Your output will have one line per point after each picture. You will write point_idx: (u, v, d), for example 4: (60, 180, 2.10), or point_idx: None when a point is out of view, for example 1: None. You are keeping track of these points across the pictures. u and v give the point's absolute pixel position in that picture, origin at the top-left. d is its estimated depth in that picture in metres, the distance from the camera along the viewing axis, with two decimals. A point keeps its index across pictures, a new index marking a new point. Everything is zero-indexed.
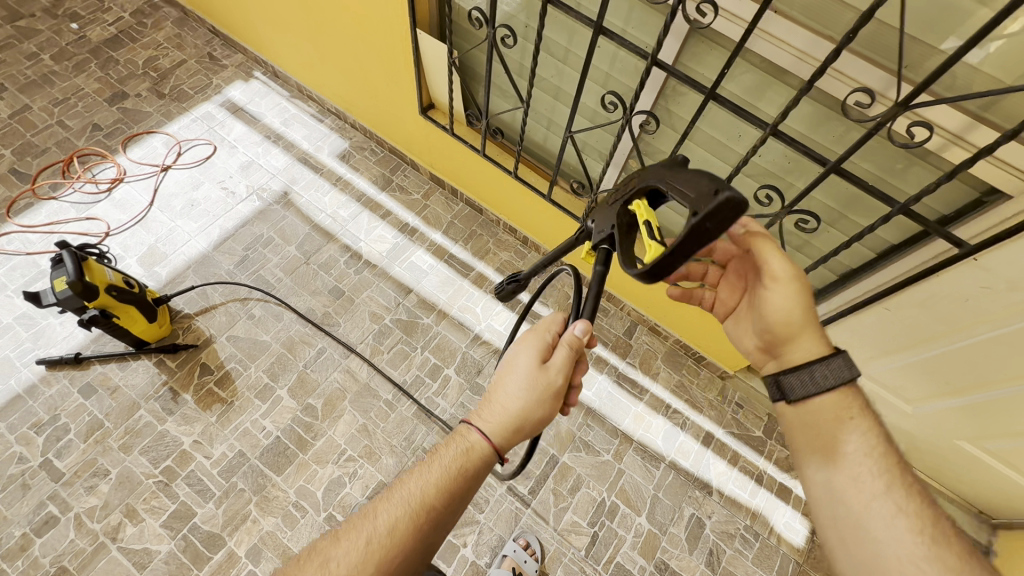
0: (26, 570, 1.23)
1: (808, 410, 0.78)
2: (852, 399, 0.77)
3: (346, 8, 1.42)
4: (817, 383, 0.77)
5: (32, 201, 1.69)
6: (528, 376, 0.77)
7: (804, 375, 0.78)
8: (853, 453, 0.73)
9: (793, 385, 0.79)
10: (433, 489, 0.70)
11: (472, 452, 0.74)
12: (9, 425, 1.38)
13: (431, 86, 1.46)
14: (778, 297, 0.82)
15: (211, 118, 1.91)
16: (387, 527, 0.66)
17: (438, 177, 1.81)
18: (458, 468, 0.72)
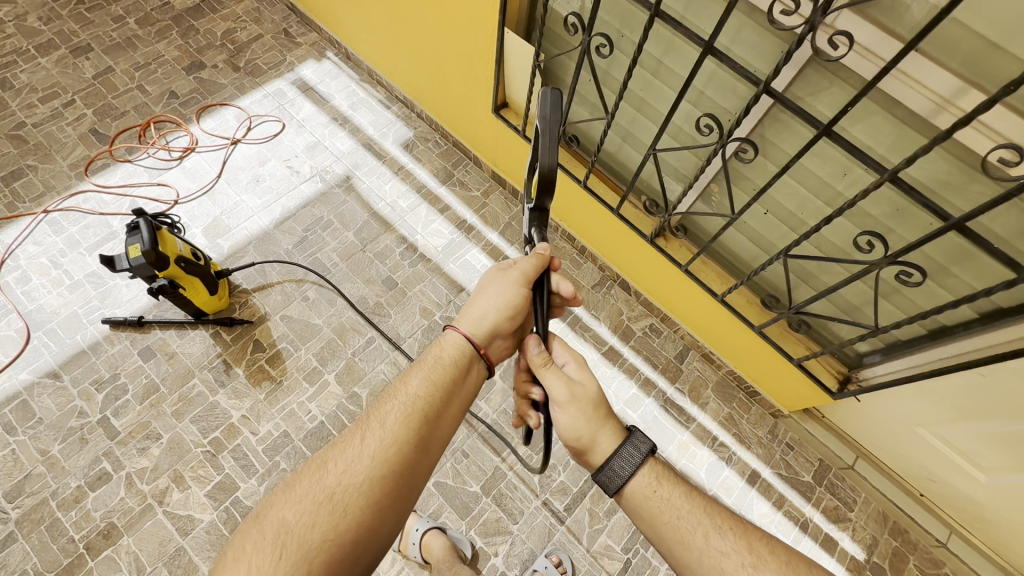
0: (78, 521, 1.29)
1: (628, 495, 0.75)
2: (654, 469, 0.77)
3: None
4: (626, 468, 0.75)
5: (109, 162, 1.74)
6: (498, 296, 0.85)
7: (607, 471, 0.75)
8: (676, 519, 0.73)
9: (606, 482, 0.76)
10: (422, 390, 0.76)
11: (454, 354, 0.81)
12: (72, 379, 1.43)
13: (508, 86, 1.43)
14: (566, 420, 0.79)
15: (282, 95, 1.93)
16: (382, 428, 0.71)
17: (500, 176, 1.78)
18: (442, 372, 0.79)
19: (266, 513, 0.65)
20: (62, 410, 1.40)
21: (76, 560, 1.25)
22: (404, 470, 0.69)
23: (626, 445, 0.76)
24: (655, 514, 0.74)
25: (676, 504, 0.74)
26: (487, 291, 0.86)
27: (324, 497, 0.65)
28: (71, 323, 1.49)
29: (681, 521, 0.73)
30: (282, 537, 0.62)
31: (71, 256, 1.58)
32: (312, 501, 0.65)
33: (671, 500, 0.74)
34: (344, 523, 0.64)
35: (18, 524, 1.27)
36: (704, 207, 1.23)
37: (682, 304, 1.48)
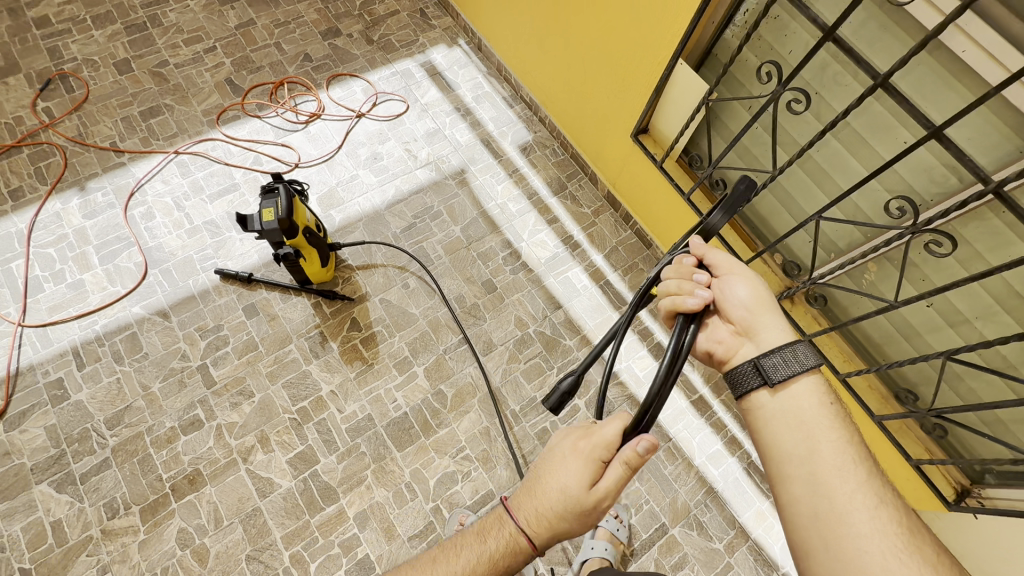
0: (168, 461, 1.33)
1: (790, 395, 0.70)
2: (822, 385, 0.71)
3: (602, 13, 1.36)
4: (799, 364, 0.70)
5: (239, 114, 1.78)
6: (576, 485, 0.69)
7: (786, 354, 0.71)
8: (839, 440, 0.67)
9: (776, 366, 0.71)
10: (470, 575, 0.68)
11: (511, 544, 0.70)
12: (180, 321, 1.48)
13: (659, 114, 1.38)
14: (744, 285, 0.77)
15: (410, 76, 1.92)
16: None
17: (615, 198, 1.73)
18: (496, 558, 0.70)
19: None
20: (167, 349, 1.44)
21: (162, 499, 1.29)
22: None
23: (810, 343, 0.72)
24: (815, 426, 0.68)
25: (845, 431, 0.69)
26: (564, 464, 0.71)
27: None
28: (185, 267, 1.54)
29: (844, 444, 0.67)
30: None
31: (194, 201, 1.62)
32: None
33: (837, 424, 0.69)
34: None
35: (114, 451, 1.33)
36: (851, 283, 1.17)
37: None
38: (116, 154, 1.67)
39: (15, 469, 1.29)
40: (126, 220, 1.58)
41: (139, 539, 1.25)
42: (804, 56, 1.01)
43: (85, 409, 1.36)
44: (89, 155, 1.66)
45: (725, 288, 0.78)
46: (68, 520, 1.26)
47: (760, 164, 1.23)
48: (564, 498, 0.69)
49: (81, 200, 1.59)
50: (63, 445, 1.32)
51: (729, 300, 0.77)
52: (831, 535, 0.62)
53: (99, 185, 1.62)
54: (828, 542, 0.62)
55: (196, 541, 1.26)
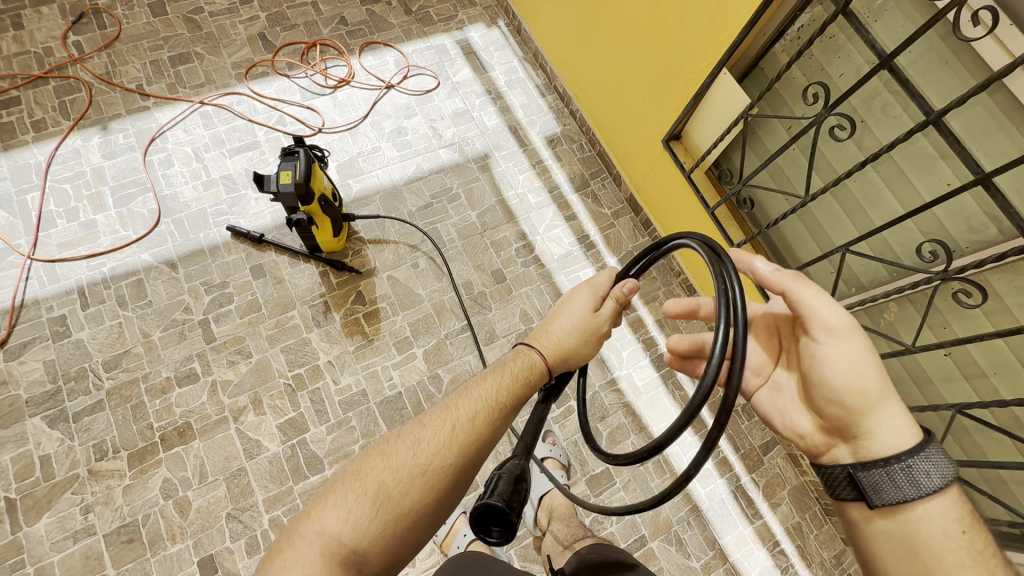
0: (161, 411, 1.33)
1: (904, 521, 0.64)
2: (954, 503, 0.63)
3: (650, 9, 1.30)
4: (915, 486, 0.63)
5: (268, 71, 1.75)
6: (582, 315, 0.82)
7: (904, 475, 0.63)
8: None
9: (878, 486, 0.65)
10: (504, 391, 0.74)
11: (535, 369, 0.78)
12: (187, 274, 1.47)
13: (693, 121, 1.34)
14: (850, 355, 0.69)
15: (445, 52, 1.88)
16: (471, 422, 0.69)
17: (636, 202, 1.69)
18: (521, 376, 0.76)
19: (343, 485, 0.64)
20: (171, 300, 1.44)
21: (150, 447, 1.30)
22: (477, 461, 0.69)
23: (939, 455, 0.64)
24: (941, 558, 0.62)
25: (977, 565, 0.60)
26: (568, 305, 0.84)
27: (414, 471, 0.65)
28: (198, 219, 1.53)
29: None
30: (374, 506, 0.62)
31: (213, 154, 1.61)
32: (406, 472, 0.65)
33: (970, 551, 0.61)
34: (429, 505, 0.65)
35: (108, 394, 1.33)
36: (869, 321, 1.14)
37: None
38: (141, 97, 1.65)
39: (11, 399, 1.30)
40: (145, 164, 1.56)
41: (124, 484, 1.27)
42: (856, 80, 0.97)
43: (85, 349, 1.36)
44: (115, 95, 1.64)
45: (822, 363, 0.70)
46: (56, 456, 1.27)
47: (792, 187, 1.19)
48: (574, 324, 0.81)
49: (102, 139, 1.58)
50: (60, 382, 1.33)
51: (826, 376, 0.70)
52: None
53: (122, 127, 1.60)
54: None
55: (179, 493, 1.27)
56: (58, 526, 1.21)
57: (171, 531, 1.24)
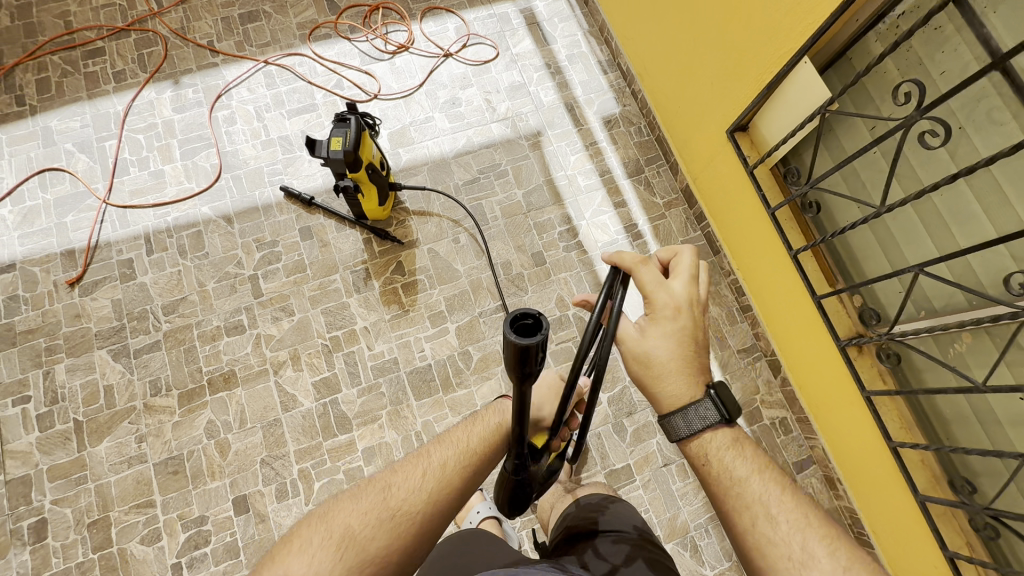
0: (209, 356, 1.42)
1: (694, 446, 0.74)
2: (730, 435, 0.74)
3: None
4: (697, 420, 0.74)
5: (330, 33, 1.75)
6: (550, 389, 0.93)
7: (673, 422, 0.75)
8: (752, 503, 0.69)
9: (678, 425, 0.74)
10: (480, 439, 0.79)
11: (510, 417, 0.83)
12: (241, 230, 1.53)
13: (762, 113, 1.23)
14: (658, 336, 0.77)
15: (507, 21, 1.81)
16: (441, 470, 0.75)
17: (692, 193, 1.60)
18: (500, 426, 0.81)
19: (307, 531, 0.67)
20: (225, 253, 1.51)
21: (198, 389, 1.40)
22: (447, 509, 0.74)
23: (706, 400, 0.74)
24: (726, 490, 0.71)
25: (758, 479, 0.71)
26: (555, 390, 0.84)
27: (382, 514, 0.69)
28: (254, 177, 1.58)
29: (754, 503, 0.69)
30: (337, 550, 0.64)
31: (273, 114, 1.64)
32: (374, 516, 0.69)
33: (746, 478, 0.71)
34: (393, 552, 0.68)
35: (165, 336, 1.43)
36: (936, 351, 1.03)
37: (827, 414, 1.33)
38: (211, 53, 1.70)
39: (82, 331, 1.43)
40: (210, 120, 1.63)
41: (173, 420, 1.37)
42: (959, 81, 0.86)
43: (147, 292, 1.47)
44: (187, 50, 1.70)
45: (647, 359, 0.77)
46: (118, 387, 1.39)
47: (867, 195, 1.07)
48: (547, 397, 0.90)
49: (174, 93, 1.65)
50: (124, 320, 1.44)
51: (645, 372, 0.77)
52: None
53: (192, 82, 1.66)
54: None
55: (221, 434, 1.37)
56: (117, 450, 1.34)
57: (210, 468, 1.34)
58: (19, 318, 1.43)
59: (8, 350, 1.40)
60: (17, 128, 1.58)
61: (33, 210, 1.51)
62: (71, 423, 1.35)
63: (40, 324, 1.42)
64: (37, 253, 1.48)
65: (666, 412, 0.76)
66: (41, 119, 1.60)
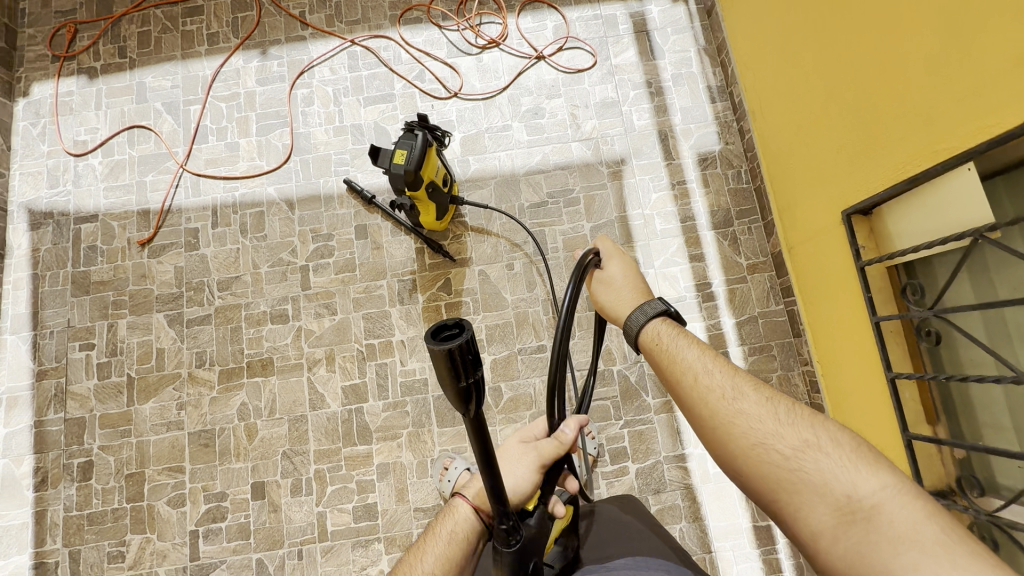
0: (252, 340, 1.45)
1: (647, 334, 0.79)
2: (672, 324, 0.80)
3: (889, 46, 0.96)
4: (649, 314, 0.80)
5: (422, 18, 1.65)
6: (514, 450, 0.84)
7: (630, 319, 0.81)
8: (691, 367, 0.74)
9: (632, 321, 0.80)
10: (436, 568, 0.74)
11: (466, 527, 0.77)
12: (301, 217, 1.52)
13: (898, 204, 1.02)
14: (614, 263, 0.88)
15: (613, 26, 1.62)
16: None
17: (783, 262, 1.39)
18: (455, 543, 0.76)
19: None
20: (282, 238, 1.51)
21: (237, 369, 1.44)
22: None
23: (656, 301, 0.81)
24: (673, 369, 0.75)
25: (698, 344, 0.76)
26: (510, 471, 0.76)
27: None
28: (321, 165, 1.55)
29: (692, 361, 0.74)
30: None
31: (350, 100, 1.59)
32: None
33: (686, 347, 0.76)
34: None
35: (216, 312, 1.48)
36: None
37: None
38: (301, 26, 1.65)
39: (146, 292, 1.50)
40: (289, 98, 1.60)
41: (211, 395, 1.43)
42: None
43: (206, 265, 1.50)
44: (279, 19, 1.66)
45: (608, 282, 0.86)
46: (168, 352, 1.46)
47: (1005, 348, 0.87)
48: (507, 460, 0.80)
49: (260, 64, 1.63)
50: (183, 288, 1.49)
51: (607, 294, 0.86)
52: (745, 476, 0.66)
53: (278, 54, 1.63)
54: (747, 485, 0.67)
55: (251, 418, 1.41)
56: (159, 412, 1.42)
57: (237, 448, 1.39)
58: (95, 268, 1.52)
59: (82, 297, 1.50)
60: (116, 79, 1.64)
61: (119, 165, 1.58)
62: (124, 378, 1.45)
63: (111, 278, 1.51)
64: (117, 208, 1.55)
65: (624, 317, 0.83)
66: (137, 74, 1.64)
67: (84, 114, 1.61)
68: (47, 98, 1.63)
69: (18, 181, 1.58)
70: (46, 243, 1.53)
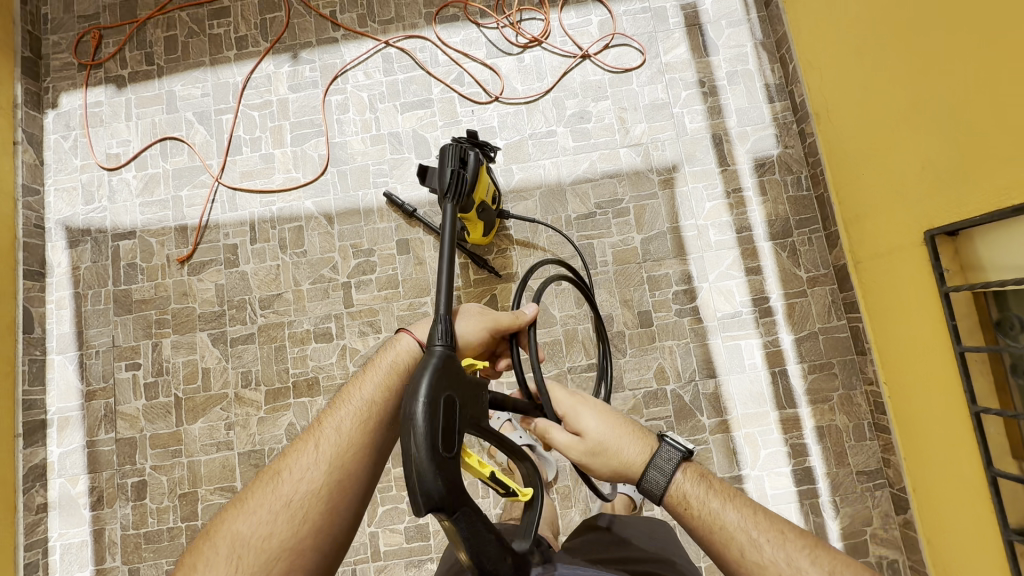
0: (297, 359, 1.44)
1: (674, 498, 0.74)
2: (693, 471, 0.76)
3: (988, 65, 0.88)
4: (665, 469, 0.74)
5: (458, 15, 1.56)
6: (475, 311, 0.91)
7: (651, 479, 0.74)
8: (733, 535, 0.70)
9: (654, 480, 0.74)
10: (375, 391, 0.81)
11: (404, 355, 0.85)
12: (341, 232, 1.48)
13: (994, 233, 0.95)
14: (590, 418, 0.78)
15: (663, 19, 1.52)
16: (334, 435, 0.78)
17: (847, 276, 1.33)
18: (395, 369, 0.83)
19: (225, 519, 0.74)
20: (323, 254, 1.47)
21: (284, 389, 1.43)
22: (352, 474, 0.77)
23: (664, 445, 0.76)
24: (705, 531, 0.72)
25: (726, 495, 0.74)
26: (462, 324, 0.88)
27: (286, 506, 0.73)
28: (360, 176, 1.50)
29: (725, 518, 0.71)
30: (231, 558, 0.69)
31: (386, 106, 1.52)
32: (280, 502, 0.73)
33: (721, 510, 0.72)
34: (300, 535, 0.72)
35: (260, 330, 1.45)
36: None
37: (965, 534, 1.09)
38: (332, 26, 1.57)
39: (188, 310, 1.48)
40: (323, 105, 1.54)
41: (259, 415, 1.42)
42: None
43: (247, 282, 1.48)
44: (309, 20, 1.58)
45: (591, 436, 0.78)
46: (214, 372, 1.45)
47: None
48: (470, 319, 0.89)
49: (291, 69, 1.56)
50: (225, 306, 1.47)
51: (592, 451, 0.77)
52: None
53: (310, 58, 1.57)
54: None
55: None
56: (208, 432, 1.42)
57: None
58: (136, 286, 1.50)
59: (125, 316, 1.49)
60: (144, 88, 1.58)
61: (153, 179, 1.54)
62: (172, 398, 1.44)
63: (153, 297, 1.49)
64: (154, 224, 1.52)
65: (639, 479, 0.76)
66: (166, 82, 1.58)
67: (114, 125, 1.57)
68: (75, 109, 1.58)
69: (53, 198, 1.55)
70: (85, 261, 1.51)
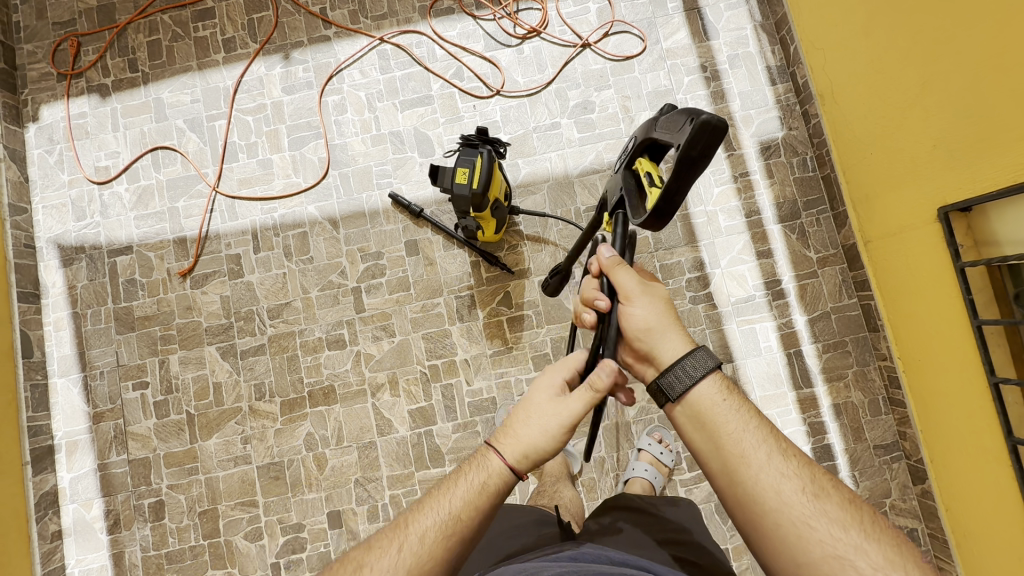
0: (310, 367, 1.41)
1: (691, 403, 0.69)
2: (722, 382, 0.70)
3: (998, 46, 0.88)
4: (688, 374, 0.69)
5: (453, 7, 1.52)
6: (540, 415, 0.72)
7: (671, 378, 0.70)
8: (749, 455, 0.66)
9: (672, 382, 0.69)
10: (466, 505, 0.68)
11: (493, 475, 0.69)
12: (347, 236, 1.45)
13: (1010, 207, 0.96)
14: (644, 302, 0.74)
15: (661, 5, 1.50)
16: (419, 544, 0.66)
17: (857, 255, 1.35)
18: (486, 490, 0.69)
19: None
20: (330, 259, 1.44)
21: (299, 399, 1.40)
22: None
23: (700, 349, 0.71)
24: (720, 442, 0.67)
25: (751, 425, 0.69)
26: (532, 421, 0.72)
27: None
28: (363, 177, 1.47)
29: (745, 432, 0.67)
30: None
31: (385, 104, 1.49)
32: None
33: (742, 430, 0.67)
34: None
35: (270, 341, 1.42)
36: None
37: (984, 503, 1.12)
38: (323, 24, 1.53)
39: (194, 324, 1.44)
40: (320, 106, 1.50)
41: (275, 427, 1.40)
42: None
43: (254, 292, 1.44)
44: (299, 18, 1.53)
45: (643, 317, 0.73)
46: (226, 386, 1.42)
47: None
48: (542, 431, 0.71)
49: (284, 70, 1.51)
50: (232, 318, 1.44)
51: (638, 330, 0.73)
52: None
53: (302, 58, 1.52)
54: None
55: (319, 448, 1.38)
56: (224, 447, 1.39)
57: (308, 479, 1.37)
58: (137, 303, 1.45)
59: (128, 334, 1.44)
60: (130, 96, 1.52)
61: (147, 192, 1.49)
62: (184, 415, 1.41)
63: (155, 313, 1.45)
64: (151, 238, 1.47)
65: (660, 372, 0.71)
66: (153, 89, 1.52)
67: (101, 137, 1.51)
68: (58, 121, 1.52)
69: (42, 216, 1.49)
70: (81, 280, 1.46)
